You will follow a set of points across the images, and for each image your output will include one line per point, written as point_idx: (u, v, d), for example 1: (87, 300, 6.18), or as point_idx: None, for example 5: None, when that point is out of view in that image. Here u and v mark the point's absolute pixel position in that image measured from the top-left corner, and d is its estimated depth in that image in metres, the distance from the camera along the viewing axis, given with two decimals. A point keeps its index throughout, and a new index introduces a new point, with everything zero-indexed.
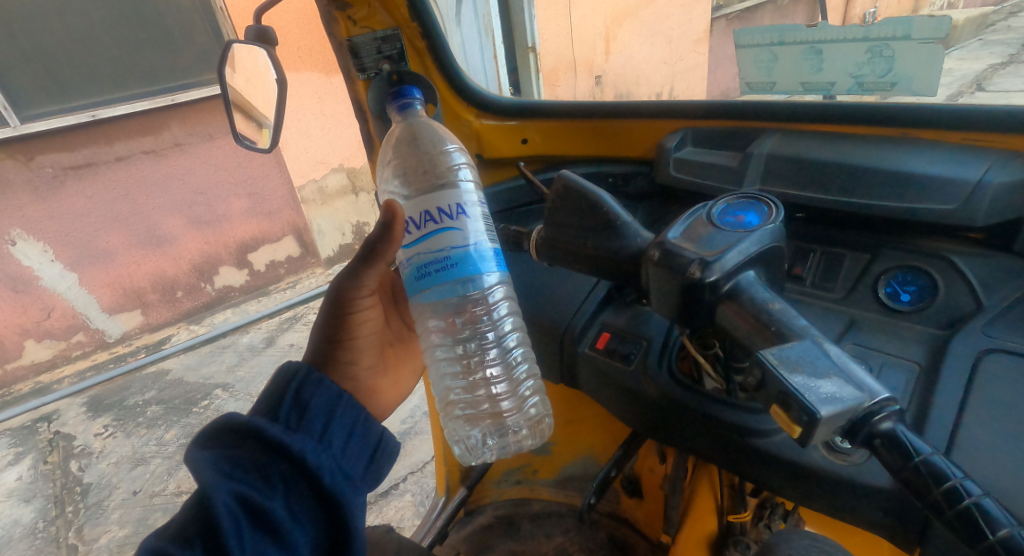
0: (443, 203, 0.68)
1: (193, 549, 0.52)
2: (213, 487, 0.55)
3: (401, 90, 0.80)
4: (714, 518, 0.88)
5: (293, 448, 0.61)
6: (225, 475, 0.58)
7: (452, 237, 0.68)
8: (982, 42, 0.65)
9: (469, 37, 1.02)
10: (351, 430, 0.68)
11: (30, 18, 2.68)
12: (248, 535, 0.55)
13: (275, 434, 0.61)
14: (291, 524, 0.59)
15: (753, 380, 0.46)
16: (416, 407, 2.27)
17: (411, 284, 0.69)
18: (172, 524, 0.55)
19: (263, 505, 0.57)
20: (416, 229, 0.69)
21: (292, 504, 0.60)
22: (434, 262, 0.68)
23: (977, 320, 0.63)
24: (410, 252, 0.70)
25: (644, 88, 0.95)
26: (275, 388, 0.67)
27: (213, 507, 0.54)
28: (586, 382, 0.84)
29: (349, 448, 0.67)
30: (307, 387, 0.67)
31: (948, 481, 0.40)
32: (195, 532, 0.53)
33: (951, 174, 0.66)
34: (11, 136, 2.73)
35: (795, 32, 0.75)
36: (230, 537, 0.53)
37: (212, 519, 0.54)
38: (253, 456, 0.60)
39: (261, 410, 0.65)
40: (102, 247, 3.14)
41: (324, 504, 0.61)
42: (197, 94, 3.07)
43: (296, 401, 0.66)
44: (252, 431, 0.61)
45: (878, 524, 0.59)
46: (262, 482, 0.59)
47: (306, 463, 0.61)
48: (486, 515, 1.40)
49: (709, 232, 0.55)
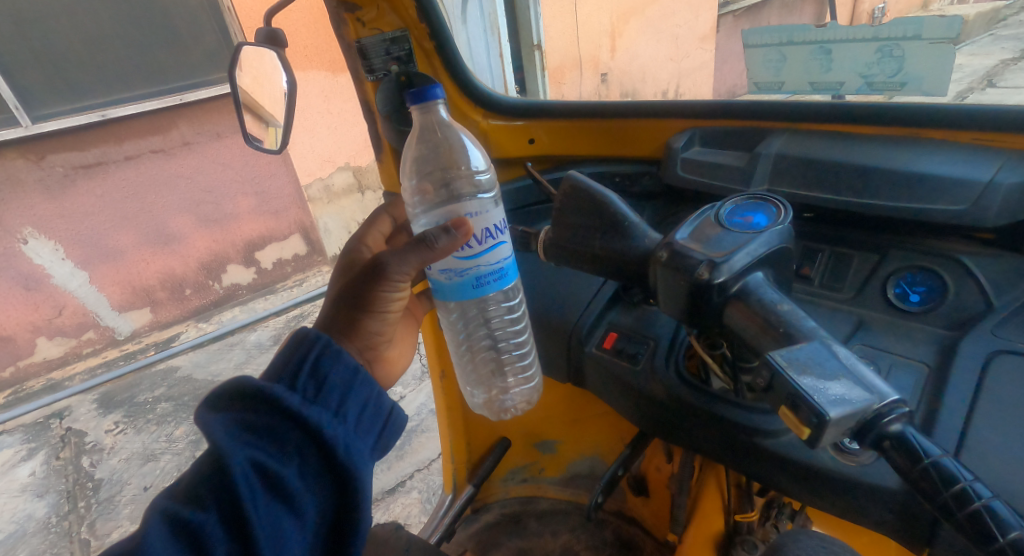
0: (494, 218, 0.69)
1: (207, 512, 0.54)
2: (229, 452, 0.56)
3: (422, 87, 0.74)
4: (721, 517, 0.89)
5: (310, 420, 0.61)
6: (240, 440, 0.58)
7: (504, 250, 0.71)
8: (993, 38, 0.64)
9: (475, 35, 1.01)
10: (365, 404, 0.68)
11: (39, 18, 2.70)
12: (261, 498, 0.56)
13: (292, 405, 0.60)
14: (302, 491, 0.59)
15: (762, 379, 0.46)
16: (422, 404, 2.29)
17: (466, 292, 0.71)
18: (184, 482, 0.57)
19: (276, 471, 0.58)
20: (479, 246, 0.68)
21: (304, 472, 0.60)
22: (492, 273, 0.70)
23: (987, 322, 0.63)
24: (464, 263, 0.69)
25: (650, 86, 0.95)
26: (292, 356, 0.65)
27: (230, 471, 0.55)
28: (593, 381, 0.84)
29: (361, 423, 0.67)
30: (324, 359, 0.66)
31: (959, 483, 0.41)
32: (208, 494, 0.55)
33: (960, 174, 0.66)
34: (23, 136, 2.76)
35: (805, 32, 0.73)
36: (246, 501, 0.54)
37: (227, 480, 0.55)
38: (268, 423, 0.60)
39: (277, 376, 0.64)
40: (112, 246, 3.16)
41: (335, 476, 0.62)
42: (205, 93, 3.09)
43: (315, 371, 0.65)
44: (270, 398, 0.60)
45: (886, 525, 0.59)
46: (276, 448, 0.59)
47: (322, 436, 0.61)
48: (494, 512, 1.41)
49: (717, 233, 0.55)
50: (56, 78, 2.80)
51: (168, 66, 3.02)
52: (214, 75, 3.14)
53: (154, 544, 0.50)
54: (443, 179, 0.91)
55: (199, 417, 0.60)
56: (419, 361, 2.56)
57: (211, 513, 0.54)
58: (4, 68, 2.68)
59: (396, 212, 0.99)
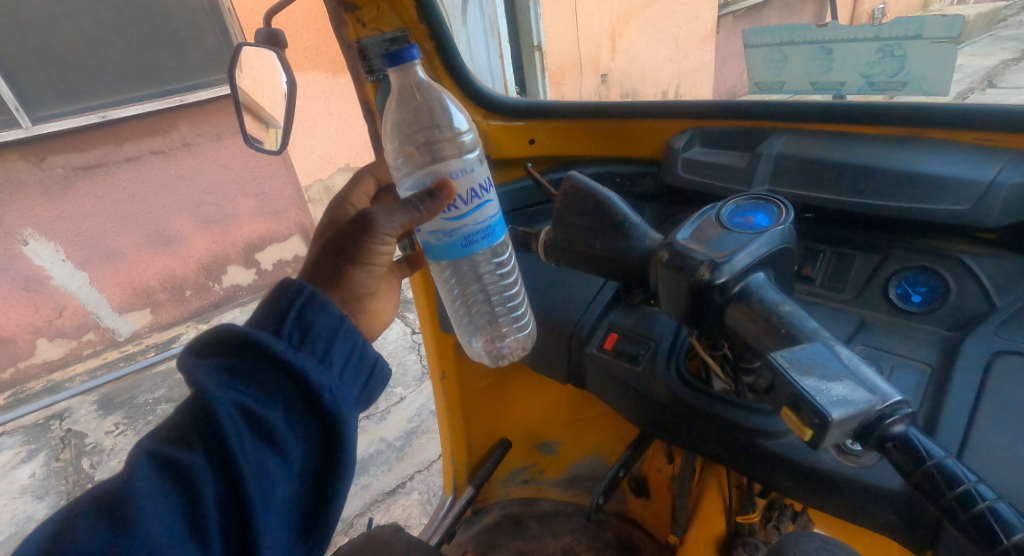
0: (480, 176, 0.68)
1: (194, 452, 0.53)
2: (214, 395, 0.56)
3: (397, 48, 0.68)
4: (722, 518, 0.90)
5: (296, 367, 0.60)
6: (225, 385, 0.58)
7: (491, 208, 0.70)
8: (993, 38, 0.64)
9: (475, 36, 1.01)
10: (351, 354, 0.66)
11: (39, 20, 2.70)
12: (247, 441, 0.56)
13: (278, 352, 0.60)
14: (288, 435, 0.59)
15: (764, 381, 0.46)
16: (423, 406, 2.29)
17: (455, 252, 0.70)
18: (169, 427, 0.56)
19: (262, 415, 0.57)
20: (466, 205, 0.68)
21: (290, 417, 0.60)
22: (480, 231, 0.69)
23: (990, 322, 0.63)
24: (452, 225, 0.68)
25: (651, 87, 0.94)
26: (276, 304, 0.64)
27: (215, 413, 0.55)
28: (594, 381, 0.84)
29: (347, 372, 0.65)
30: (310, 307, 0.65)
31: (963, 485, 0.41)
32: (195, 436, 0.54)
33: (963, 174, 0.66)
34: (23, 137, 2.76)
35: (806, 32, 0.72)
36: (232, 441, 0.54)
37: (213, 422, 0.54)
38: (252, 368, 0.59)
39: (261, 323, 0.63)
40: (112, 247, 3.15)
41: (320, 422, 0.61)
42: (205, 94, 3.10)
43: (300, 320, 0.64)
44: (255, 345, 0.60)
45: (889, 526, 0.59)
46: (262, 394, 0.59)
47: (307, 382, 0.60)
48: (495, 513, 1.41)
49: (718, 233, 0.55)
50: (56, 79, 2.80)
51: (169, 67, 3.02)
52: (214, 77, 3.14)
53: (141, 483, 0.50)
54: (429, 141, 0.89)
55: (182, 363, 0.59)
56: (419, 362, 2.56)
57: (197, 453, 0.53)
58: (4, 70, 2.68)
59: (379, 172, 0.98)
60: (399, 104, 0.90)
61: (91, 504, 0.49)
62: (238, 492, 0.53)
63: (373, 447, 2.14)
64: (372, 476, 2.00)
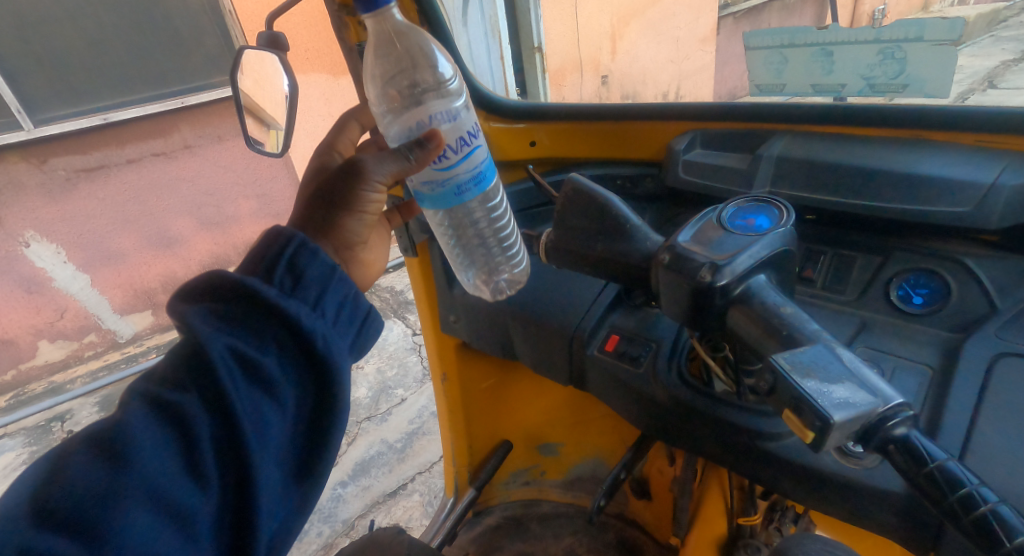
0: (468, 124, 0.67)
1: (187, 393, 0.51)
2: (205, 338, 0.53)
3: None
4: (724, 520, 0.90)
5: (288, 313, 0.56)
6: (218, 328, 0.55)
7: (481, 155, 0.69)
8: (994, 39, 0.64)
9: (476, 38, 1.01)
10: (346, 301, 0.63)
11: (41, 23, 2.71)
12: (242, 384, 0.54)
13: (269, 297, 0.56)
14: (282, 378, 0.56)
15: (766, 383, 0.46)
16: (424, 407, 2.29)
17: (449, 200, 0.69)
18: (162, 367, 0.54)
19: (256, 359, 0.55)
20: (455, 155, 0.67)
21: (284, 361, 0.57)
22: (471, 178, 0.68)
23: (991, 323, 0.63)
24: (443, 175, 0.67)
25: (651, 88, 0.93)
26: (266, 249, 0.61)
27: (207, 355, 0.52)
28: (595, 383, 0.84)
29: (341, 319, 0.62)
30: (301, 255, 0.60)
31: (964, 487, 0.41)
32: (188, 377, 0.52)
33: (963, 176, 0.66)
34: (25, 140, 2.77)
35: (806, 34, 0.73)
36: (226, 383, 0.52)
37: (206, 364, 0.52)
38: (244, 313, 0.56)
39: (252, 268, 0.60)
40: (113, 249, 3.16)
41: (314, 368, 0.58)
42: (206, 96, 3.10)
43: (291, 266, 0.59)
44: (246, 291, 0.56)
45: (890, 528, 0.59)
46: (255, 338, 0.56)
47: (301, 329, 0.57)
48: (496, 515, 1.41)
49: (719, 235, 0.55)
50: (58, 82, 2.81)
51: (170, 69, 3.03)
52: (215, 79, 3.15)
53: (136, 424, 0.49)
54: (412, 85, 0.84)
55: (172, 307, 0.57)
56: (420, 364, 2.56)
57: (191, 395, 0.51)
58: (7, 72, 2.69)
59: (365, 119, 0.93)
60: (377, 51, 0.83)
61: (85, 445, 0.48)
62: (235, 436, 0.52)
63: (374, 448, 2.14)
64: (373, 478, 2.00)
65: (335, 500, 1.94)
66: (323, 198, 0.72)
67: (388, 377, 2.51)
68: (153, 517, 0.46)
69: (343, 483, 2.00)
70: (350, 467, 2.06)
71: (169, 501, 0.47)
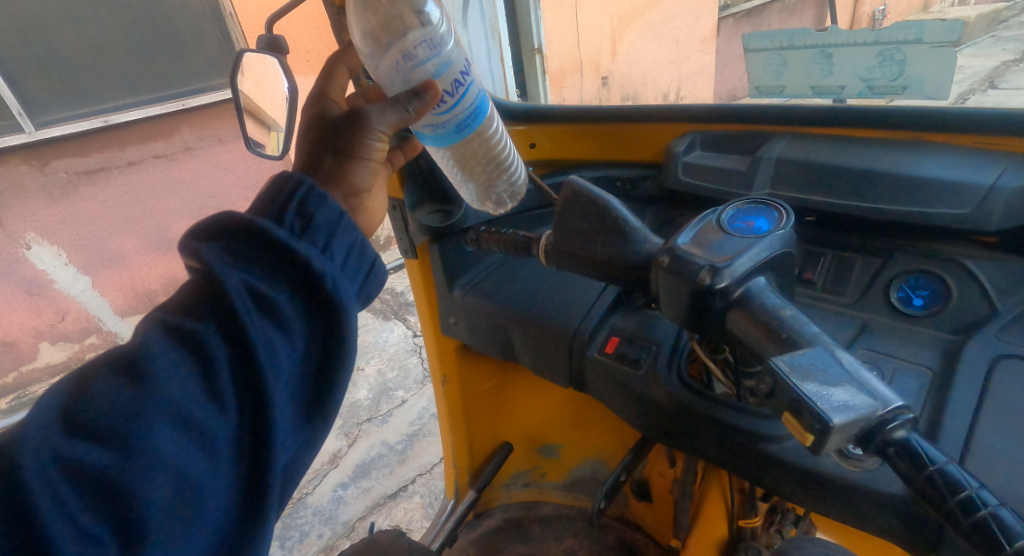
0: (459, 63, 0.68)
1: (203, 323, 0.50)
2: (220, 273, 0.51)
3: None
4: (725, 523, 0.90)
5: (300, 255, 0.55)
6: (232, 265, 0.53)
7: (475, 92, 0.70)
8: (994, 39, 0.63)
9: (477, 39, 0.95)
10: (353, 246, 0.61)
11: (43, 26, 2.72)
12: (255, 321, 0.52)
13: (280, 238, 0.54)
14: (292, 316, 0.55)
15: (765, 386, 0.46)
16: (424, 408, 2.28)
17: (451, 138, 0.71)
18: (173, 301, 0.53)
19: (269, 295, 0.53)
20: (451, 97, 0.67)
21: (296, 302, 0.55)
22: (470, 113, 0.70)
23: (991, 326, 0.63)
24: (443, 118, 0.69)
25: (651, 89, 0.94)
26: (275, 192, 0.58)
27: (224, 288, 0.50)
28: (596, 386, 0.84)
29: (348, 265, 0.60)
30: (310, 199, 0.59)
31: (964, 490, 0.41)
32: (205, 307, 0.51)
33: (963, 178, 0.66)
34: (26, 142, 2.77)
35: (806, 36, 0.72)
36: (245, 316, 0.51)
37: (223, 298, 0.51)
38: (256, 254, 0.54)
39: (260, 210, 0.57)
40: (115, 251, 3.16)
41: (322, 311, 0.57)
42: (207, 98, 3.11)
43: (300, 209, 0.58)
44: (256, 231, 0.54)
45: (892, 531, 0.59)
46: (268, 277, 0.54)
47: (311, 270, 0.55)
48: (496, 517, 1.40)
49: (719, 238, 0.55)
50: (59, 85, 2.82)
51: (171, 72, 3.04)
52: (215, 81, 3.15)
53: (155, 350, 0.48)
54: (394, 27, 0.74)
55: (183, 247, 0.54)
56: (420, 365, 2.56)
57: (209, 326, 0.50)
58: (8, 75, 2.70)
59: (351, 63, 0.84)
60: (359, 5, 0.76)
61: (110, 365, 0.47)
62: (252, 368, 0.51)
63: (374, 451, 2.14)
64: (374, 480, 2.00)
65: (335, 502, 1.94)
66: (325, 145, 0.69)
67: (388, 379, 2.51)
68: (176, 434, 0.45)
69: (343, 486, 2.00)
70: (350, 469, 2.06)
71: (191, 422, 0.47)
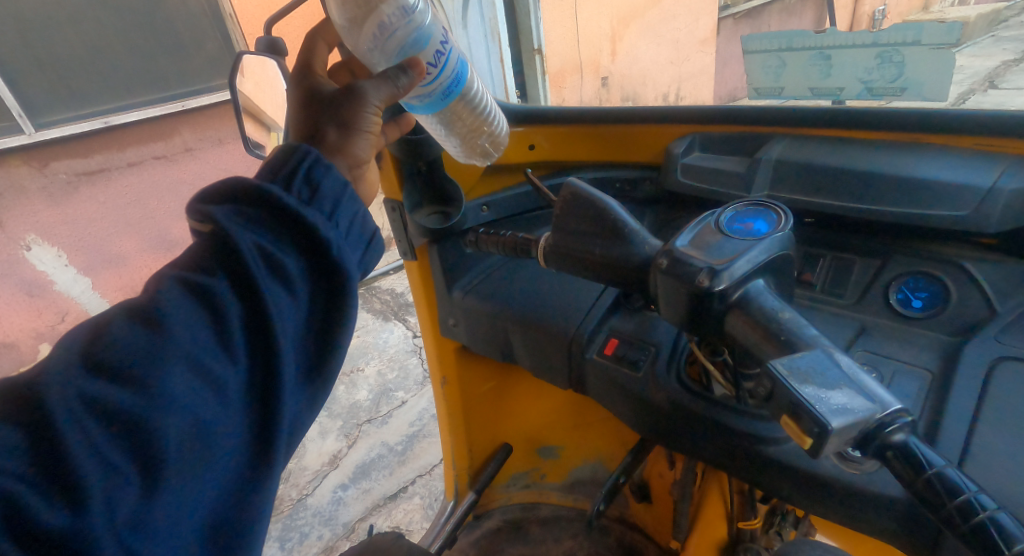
0: (438, 34, 0.70)
1: (217, 278, 0.50)
2: (233, 232, 0.51)
3: None
4: (724, 525, 0.91)
5: (308, 222, 0.54)
6: (243, 224, 0.53)
7: (455, 59, 0.73)
8: (994, 38, 0.64)
9: (477, 41, 0.97)
10: (358, 217, 0.61)
11: (43, 27, 2.72)
12: (264, 279, 0.51)
13: (289, 204, 0.54)
14: (299, 278, 0.54)
15: (763, 389, 0.46)
16: (424, 409, 2.28)
17: (436, 105, 0.75)
18: (183, 258, 0.52)
19: (277, 257, 0.53)
20: (433, 68, 0.70)
21: (303, 267, 0.55)
22: (452, 80, 0.73)
23: (990, 329, 0.63)
24: (428, 88, 0.72)
25: (651, 88, 0.94)
26: (282, 159, 0.58)
27: (236, 245, 0.50)
28: (595, 388, 0.84)
29: (352, 233, 0.60)
30: (317, 169, 0.58)
31: (962, 495, 0.40)
32: (216, 262, 0.51)
33: (962, 179, 0.66)
34: (26, 144, 2.78)
35: (804, 38, 0.72)
36: (258, 278, 0.51)
37: (236, 256, 0.50)
38: (265, 218, 0.54)
39: (269, 176, 0.57)
40: (114, 253, 3.14)
41: (325, 278, 0.56)
42: (207, 99, 3.11)
43: (307, 179, 0.57)
44: (265, 197, 0.54)
45: (890, 533, 0.59)
46: (277, 240, 0.54)
47: (319, 238, 0.55)
48: (496, 518, 1.40)
49: (718, 240, 0.55)
50: (60, 86, 2.83)
51: (171, 73, 3.04)
52: (215, 82, 3.15)
53: (169, 299, 0.48)
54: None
55: (191, 210, 0.54)
56: (420, 366, 2.56)
57: (222, 280, 0.50)
58: (8, 77, 2.71)
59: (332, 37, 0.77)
60: None
61: (122, 313, 0.47)
62: (263, 324, 0.51)
63: (374, 451, 2.13)
64: (374, 481, 2.00)
65: (335, 503, 1.94)
66: (316, 115, 0.66)
67: (388, 380, 2.51)
68: (190, 378, 0.45)
69: (343, 487, 2.00)
70: (350, 470, 2.06)
71: (204, 367, 0.47)
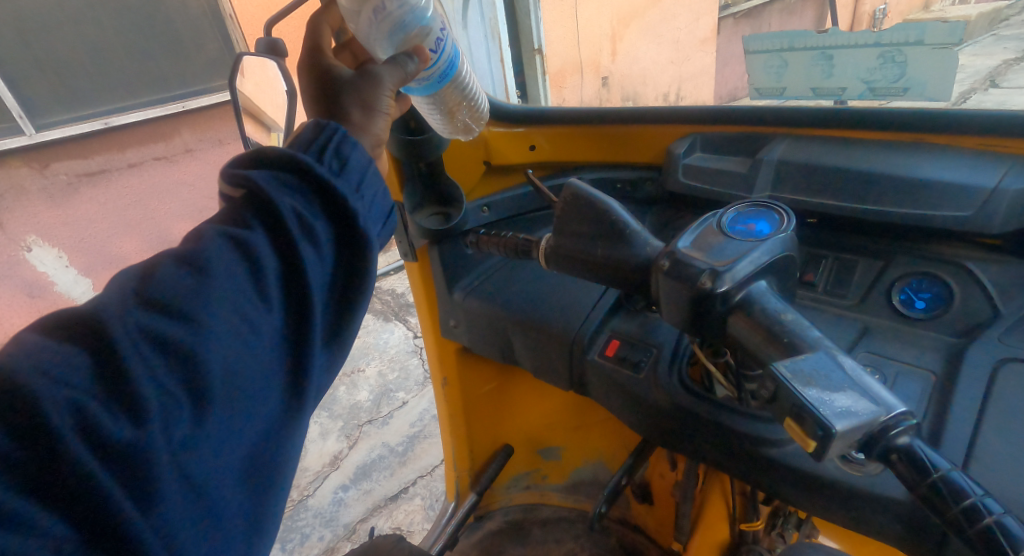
0: (436, 23, 0.70)
1: (254, 229, 0.49)
2: (270, 192, 0.49)
3: None
4: (726, 526, 0.90)
5: (337, 194, 0.53)
6: (279, 188, 0.51)
7: (450, 44, 0.74)
8: (995, 38, 0.63)
9: (477, 41, 0.95)
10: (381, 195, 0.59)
11: (43, 29, 2.73)
12: (297, 235, 0.50)
13: (322, 176, 0.52)
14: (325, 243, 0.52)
15: (768, 390, 0.46)
16: (425, 410, 2.28)
17: (432, 89, 0.75)
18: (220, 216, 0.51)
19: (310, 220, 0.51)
20: (435, 54, 0.71)
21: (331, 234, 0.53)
22: (447, 65, 0.74)
23: (993, 330, 0.62)
24: (426, 73, 0.72)
25: (651, 89, 0.94)
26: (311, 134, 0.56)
27: (275, 205, 0.49)
28: (597, 390, 0.83)
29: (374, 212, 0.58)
30: (347, 145, 0.56)
31: (968, 499, 0.40)
32: (251, 214, 0.50)
33: (966, 180, 0.65)
34: (27, 145, 2.79)
35: (805, 38, 0.71)
36: (296, 235, 0.50)
37: (275, 212, 0.49)
38: (297, 186, 0.52)
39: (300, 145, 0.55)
40: (116, 253, 3.09)
41: (350, 249, 0.55)
42: (207, 100, 3.10)
43: (336, 153, 0.55)
44: (297, 167, 0.52)
45: (894, 536, 0.58)
46: (309, 204, 0.52)
47: (345, 209, 0.53)
48: (497, 520, 1.40)
49: (720, 241, 0.55)
50: (60, 87, 2.84)
51: (171, 74, 3.04)
52: (215, 83, 3.14)
53: (213, 250, 0.46)
54: None
55: (224, 175, 0.52)
56: (421, 367, 2.56)
57: (259, 231, 0.49)
58: (9, 79, 2.73)
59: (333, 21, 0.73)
60: None
61: (170, 257, 0.46)
62: (299, 278, 0.50)
63: (375, 452, 2.13)
64: (374, 482, 2.00)
65: (336, 504, 1.94)
66: (332, 100, 0.63)
67: (388, 381, 2.51)
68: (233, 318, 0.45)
69: (344, 488, 2.00)
70: (350, 471, 2.06)
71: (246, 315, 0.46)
